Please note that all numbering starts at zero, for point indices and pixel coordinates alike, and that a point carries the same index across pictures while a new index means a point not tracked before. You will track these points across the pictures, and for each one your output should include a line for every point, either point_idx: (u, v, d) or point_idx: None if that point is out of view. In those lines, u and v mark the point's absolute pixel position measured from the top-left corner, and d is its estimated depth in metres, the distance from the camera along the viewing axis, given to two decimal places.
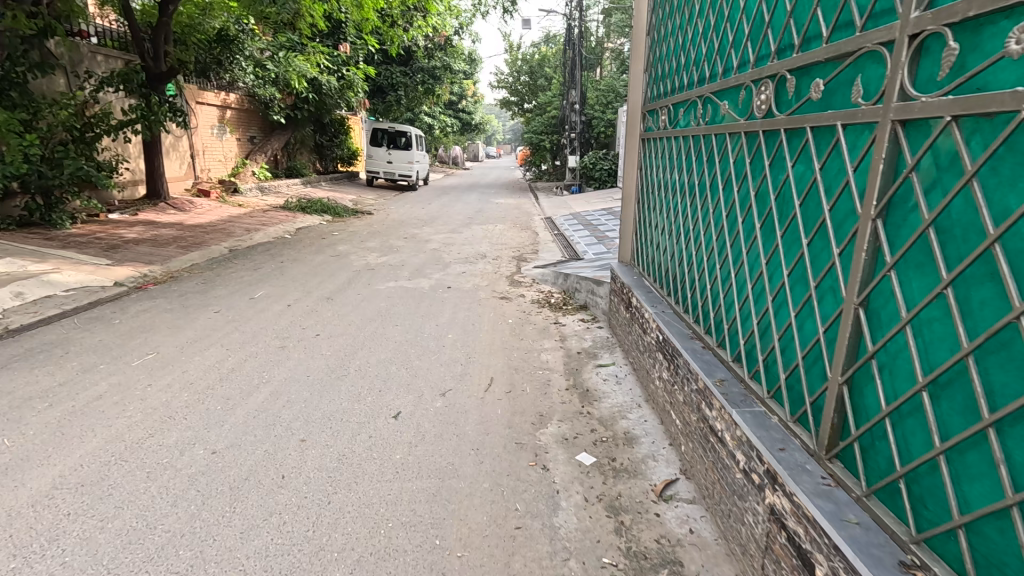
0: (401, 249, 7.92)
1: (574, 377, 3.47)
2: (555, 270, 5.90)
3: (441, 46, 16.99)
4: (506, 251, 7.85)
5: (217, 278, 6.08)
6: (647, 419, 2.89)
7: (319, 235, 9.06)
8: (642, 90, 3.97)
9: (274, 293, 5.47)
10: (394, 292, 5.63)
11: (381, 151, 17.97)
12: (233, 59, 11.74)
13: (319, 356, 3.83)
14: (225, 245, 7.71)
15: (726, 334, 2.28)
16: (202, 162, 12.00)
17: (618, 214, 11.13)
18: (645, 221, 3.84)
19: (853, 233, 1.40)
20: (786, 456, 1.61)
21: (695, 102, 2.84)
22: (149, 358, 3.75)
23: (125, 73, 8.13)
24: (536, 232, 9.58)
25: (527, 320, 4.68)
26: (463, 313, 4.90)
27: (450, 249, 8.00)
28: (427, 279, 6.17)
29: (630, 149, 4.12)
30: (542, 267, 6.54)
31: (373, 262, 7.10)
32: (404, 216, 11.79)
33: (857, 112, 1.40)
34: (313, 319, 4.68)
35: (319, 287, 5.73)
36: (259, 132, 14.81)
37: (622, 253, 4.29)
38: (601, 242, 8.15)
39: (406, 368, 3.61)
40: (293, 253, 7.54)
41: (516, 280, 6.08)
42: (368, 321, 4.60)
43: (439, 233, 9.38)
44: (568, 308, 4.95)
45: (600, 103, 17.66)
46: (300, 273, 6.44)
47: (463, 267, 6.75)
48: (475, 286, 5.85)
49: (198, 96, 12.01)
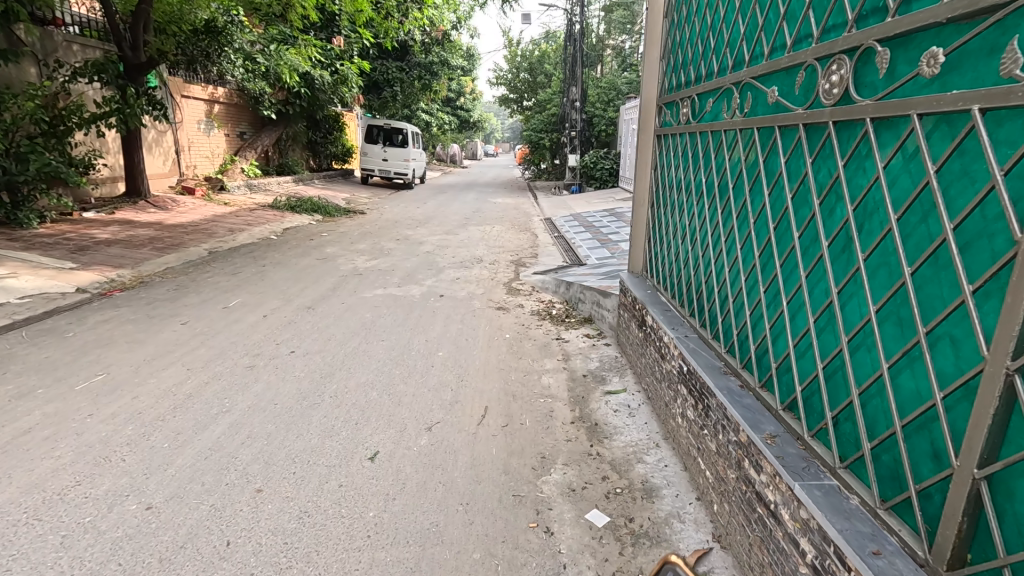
0: (392, 252, 7.49)
1: (581, 407, 3.04)
2: (556, 277, 5.47)
3: (439, 41, 16.56)
4: (504, 254, 7.43)
5: (191, 283, 5.62)
6: (668, 464, 2.47)
7: (307, 235, 8.60)
8: (658, 79, 3.49)
9: (251, 302, 5.02)
10: (381, 300, 5.19)
11: (376, 149, 17.53)
12: (221, 52, 11.10)
13: (291, 379, 3.38)
14: (206, 246, 7.26)
15: (774, 375, 1.86)
16: (188, 158, 11.56)
17: (620, 215, 10.71)
18: (660, 228, 3.39)
19: (1006, 262, 1.01)
20: (883, 564, 1.19)
21: (728, 90, 2.38)
22: (97, 381, 3.30)
23: (100, 64, 7.68)
24: (536, 234, 9.16)
25: (526, 335, 4.24)
26: (456, 325, 4.47)
27: (444, 252, 7.55)
28: (419, 285, 5.73)
29: (643, 146, 3.65)
30: (542, 273, 6.12)
31: (362, 266, 6.64)
32: (398, 216, 11.33)
33: (1014, 90, 1.00)
34: (290, 332, 4.24)
35: (301, 294, 5.28)
36: (249, 127, 14.34)
37: (633, 263, 3.85)
38: (604, 245, 7.73)
39: (388, 394, 3.17)
40: (277, 256, 7.10)
41: (514, 287, 5.66)
42: (350, 336, 4.16)
43: (434, 235, 8.95)
44: (572, 321, 4.51)
45: (601, 101, 17.19)
46: (282, 278, 5.99)
47: (458, 272, 6.32)
48: (470, 294, 5.42)
49: (183, 90, 11.62)
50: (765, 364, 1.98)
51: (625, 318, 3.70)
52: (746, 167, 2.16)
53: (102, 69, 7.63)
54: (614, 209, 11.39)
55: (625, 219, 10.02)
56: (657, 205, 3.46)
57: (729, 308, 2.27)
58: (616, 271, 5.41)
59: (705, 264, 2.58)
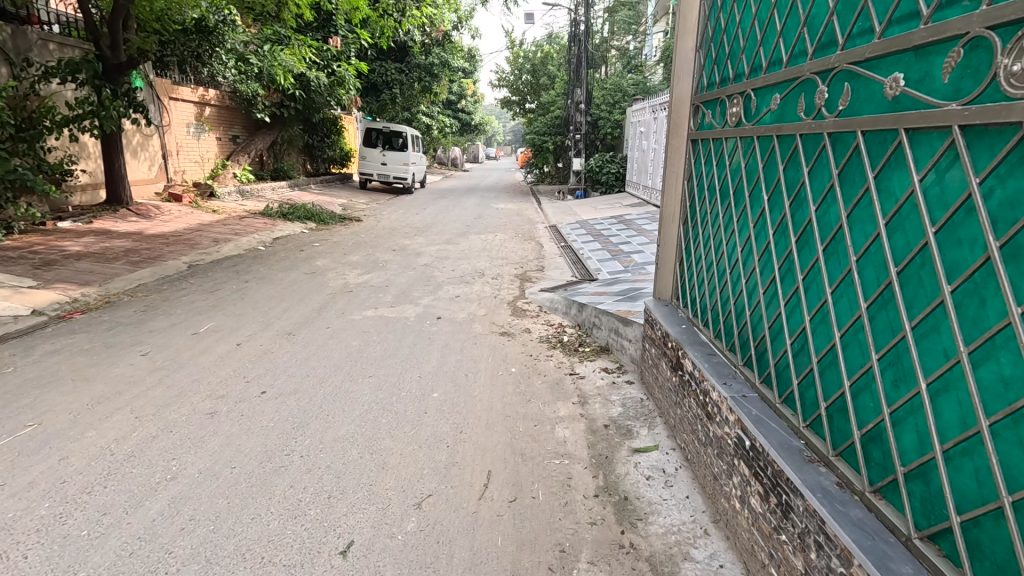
0: (387, 265, 6.96)
1: (605, 472, 2.50)
2: (566, 297, 4.94)
3: (439, 42, 16.08)
4: (508, 267, 6.88)
5: (162, 303, 5.09)
6: (724, 565, 1.93)
7: (297, 246, 8.07)
8: (693, 74, 2.93)
9: (225, 326, 4.48)
10: (372, 323, 4.64)
11: (375, 152, 17.02)
12: (213, 52, 10.75)
13: (258, 431, 2.83)
14: (186, 259, 6.73)
15: (901, 484, 1.32)
16: (176, 163, 11.07)
17: (629, 222, 10.18)
18: (697, 251, 2.83)
19: None
20: None
21: (804, 83, 1.82)
22: (24, 434, 2.76)
23: (75, 63, 7.18)
24: (540, 243, 8.61)
25: (535, 369, 3.68)
26: (455, 356, 3.91)
27: (443, 265, 7.01)
28: (414, 305, 5.19)
29: (674, 154, 3.09)
30: (549, 291, 5.58)
31: (353, 282, 6.11)
32: (396, 223, 10.80)
33: None
34: (264, 365, 3.70)
35: (282, 317, 4.74)
36: (243, 131, 13.84)
37: (663, 292, 3.30)
38: (615, 256, 7.18)
39: (372, 456, 2.62)
40: (262, 270, 6.56)
41: (519, 308, 5.12)
42: (333, 370, 3.61)
43: (433, 245, 8.41)
44: (586, 351, 3.96)
45: (607, 103, 16.65)
46: (264, 296, 5.44)
47: (458, 289, 5.78)
48: (471, 316, 4.87)
49: (171, 91, 11.10)
50: (879, 460, 1.43)
51: (651, 353, 3.17)
52: (841, 186, 1.60)
53: (76, 68, 7.13)
54: (623, 216, 10.84)
55: (635, 227, 9.46)
56: (692, 225, 2.91)
57: (811, 371, 1.72)
58: (634, 290, 4.87)
59: (770, 306, 2.04)
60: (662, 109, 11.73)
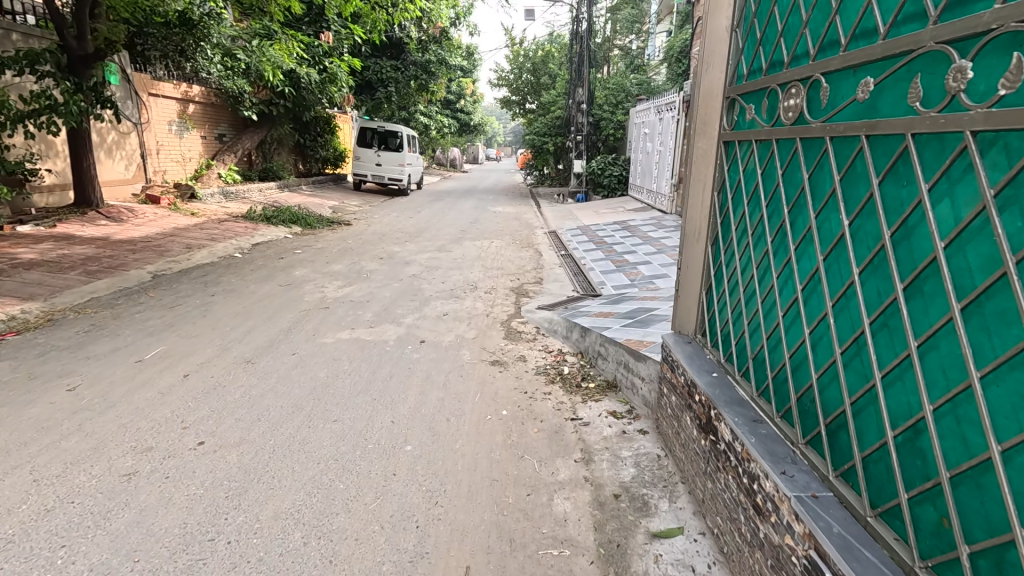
0: (372, 276, 6.39)
1: (617, 571, 1.93)
2: (567, 319, 4.37)
3: (436, 38, 15.50)
4: (503, 279, 6.32)
5: (112, 321, 4.52)
6: None
7: (277, 254, 7.51)
8: (727, 59, 2.33)
9: (176, 352, 3.90)
10: (345, 349, 4.06)
11: (369, 152, 16.43)
12: (198, 47, 10.33)
13: (179, 504, 2.25)
14: (151, 268, 6.16)
15: None
16: (156, 163, 10.50)
17: (633, 228, 9.61)
18: (732, 282, 2.27)
19: None
20: None
21: (927, 60, 1.25)
22: None
23: (33, 54, 6.61)
24: (540, 251, 8.05)
25: (531, 413, 3.11)
26: (436, 392, 3.34)
27: (432, 276, 6.45)
28: (396, 325, 4.63)
29: (703, 157, 2.51)
30: (548, 309, 5.02)
31: (331, 296, 5.53)
32: (386, 228, 10.23)
33: None
34: (209, 404, 3.12)
35: (243, 340, 4.16)
36: (230, 129, 13.27)
37: (686, 324, 2.72)
38: (620, 267, 6.61)
39: (318, 543, 2.04)
40: (234, 282, 5.99)
41: (514, 329, 4.56)
42: (290, 413, 3.03)
43: (423, 252, 7.85)
44: (590, 388, 3.39)
45: (609, 103, 16.04)
46: (230, 313, 4.87)
47: (447, 306, 5.22)
48: (459, 339, 4.31)
49: (152, 87, 10.48)
50: None
51: (671, 402, 2.61)
52: (1000, 216, 1.05)
53: (35, 60, 6.55)
54: (626, 222, 10.27)
55: (639, 234, 8.89)
56: (723, 245, 2.35)
57: (937, 485, 1.17)
58: (645, 311, 4.29)
59: (851, 371, 1.48)
60: (667, 109, 11.15)
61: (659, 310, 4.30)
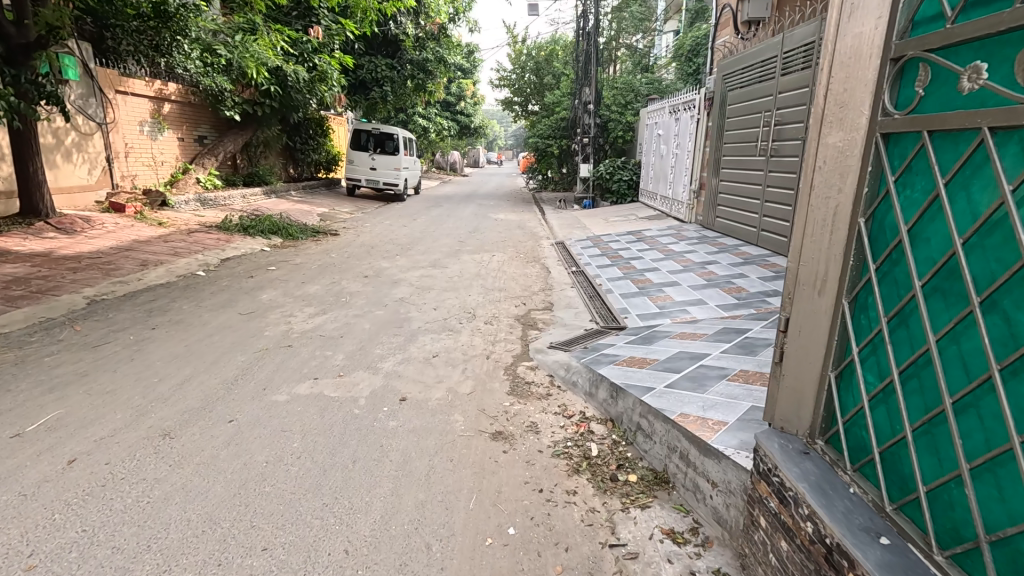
0: (352, 301, 5.44)
1: None
2: (590, 371, 3.41)
3: (434, 36, 14.57)
4: (506, 304, 5.36)
5: (11, 369, 3.56)
6: None
7: (246, 271, 6.57)
8: None
9: (73, 419, 2.92)
10: (300, 414, 3.08)
11: (363, 156, 15.54)
12: (175, 42, 9.53)
13: None
14: (89, 292, 5.21)
15: None
16: (124, 167, 9.59)
17: (650, 238, 8.69)
18: (914, 376, 1.32)
19: None
20: None
21: None
22: None
23: None
24: (547, 268, 7.10)
25: (551, 533, 2.14)
26: (414, 492, 2.36)
27: (423, 300, 5.50)
28: (372, 372, 3.67)
29: (838, 159, 1.55)
30: (561, 349, 4.07)
31: (299, 329, 4.57)
32: (376, 239, 9.28)
33: None
34: (82, 520, 2.15)
35: (168, 400, 3.18)
36: (211, 131, 12.32)
37: (795, 415, 1.76)
38: (643, 289, 5.65)
39: None
40: (187, 308, 5.05)
41: (520, 379, 3.61)
42: (196, 538, 2.06)
43: (415, 269, 6.92)
44: (631, 485, 2.43)
45: (618, 103, 15.08)
46: (166, 355, 3.89)
47: (437, 343, 4.26)
48: (452, 394, 3.35)
49: (120, 84, 9.56)
50: None
51: (780, 550, 1.64)
52: None
53: None
54: (641, 231, 9.35)
55: (658, 246, 7.92)
56: (884, 309, 1.40)
57: None
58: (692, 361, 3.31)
59: None
60: (685, 108, 10.19)
61: (711, 359, 3.32)
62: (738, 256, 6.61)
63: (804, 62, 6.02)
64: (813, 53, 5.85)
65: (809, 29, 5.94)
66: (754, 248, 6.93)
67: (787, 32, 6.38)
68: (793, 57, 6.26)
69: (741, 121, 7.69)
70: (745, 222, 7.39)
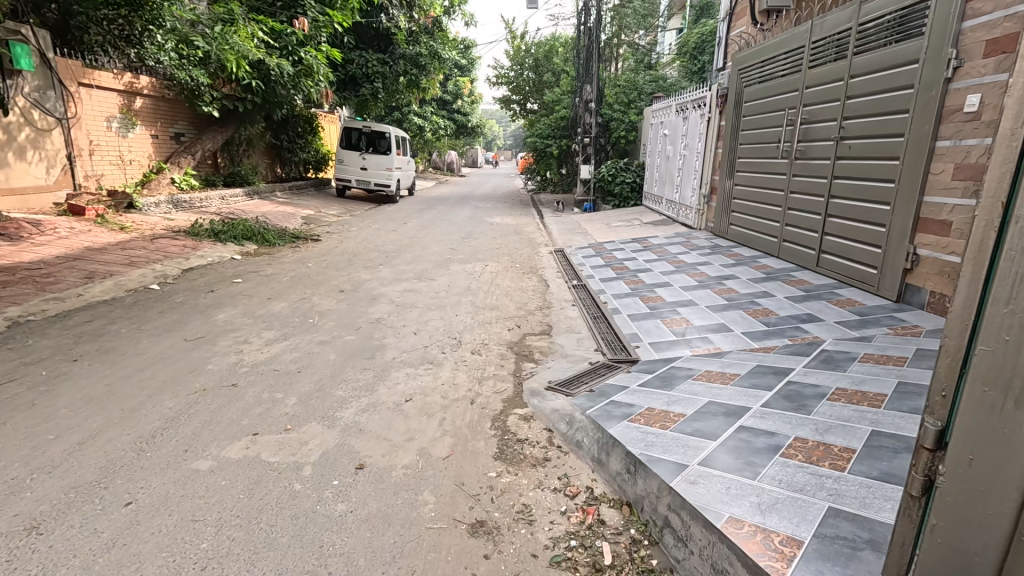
0: (319, 323, 4.72)
1: None
2: (599, 430, 2.71)
3: (427, 30, 13.96)
4: (498, 328, 4.65)
5: None
6: None
7: (208, 284, 5.86)
8: None
9: None
10: (221, 492, 2.36)
11: (354, 155, 14.81)
12: (148, 32, 8.76)
13: None
14: (14, 311, 4.50)
15: None
16: (88, 166, 8.87)
17: (656, 246, 8.00)
18: None
19: None
20: None
21: None
22: None
23: None
24: (544, 281, 6.41)
25: None
26: None
27: (403, 322, 4.79)
28: (328, 425, 2.96)
29: None
30: (560, 391, 3.35)
31: (251, 360, 3.85)
32: (361, 245, 8.58)
33: None
34: None
35: (55, 470, 2.46)
36: (190, 128, 11.58)
37: None
38: (653, 309, 4.95)
39: None
40: (125, 332, 4.34)
41: (511, 435, 2.91)
42: None
43: (398, 282, 6.22)
44: None
45: (620, 101, 14.36)
46: (78, 399, 3.17)
47: (413, 381, 3.55)
48: (424, 461, 2.64)
49: (84, 77, 8.82)
50: None
51: None
52: None
53: None
54: (646, 238, 8.68)
55: (667, 255, 7.22)
56: None
57: None
58: (728, 421, 2.58)
59: None
60: (694, 106, 9.49)
61: (750, 420, 2.56)
62: (759, 270, 5.89)
63: (836, 52, 5.30)
64: (848, 42, 5.13)
65: (843, 15, 5.22)
66: (775, 260, 6.22)
67: (817, 18, 5.65)
68: (823, 47, 5.55)
69: (760, 120, 6.97)
70: (763, 231, 6.69)
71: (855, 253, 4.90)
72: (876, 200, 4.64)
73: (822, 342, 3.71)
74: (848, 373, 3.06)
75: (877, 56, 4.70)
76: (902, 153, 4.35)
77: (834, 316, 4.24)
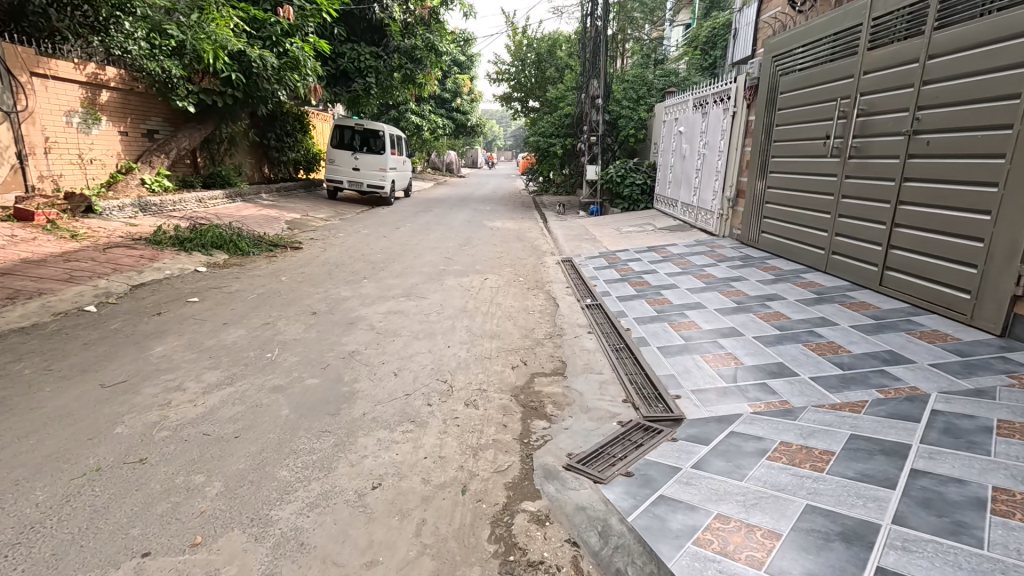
0: (278, 359, 3.81)
1: None
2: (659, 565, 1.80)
3: (423, 21, 13.14)
4: (499, 367, 3.74)
5: None
6: None
7: (156, 305, 4.95)
8: None
9: None
10: None
11: (345, 155, 13.87)
12: (115, 20, 7.91)
13: None
14: None
15: None
16: (43, 165, 8.00)
17: (677, 255, 7.11)
18: None
19: None
20: None
21: None
22: None
23: None
24: (553, 299, 5.50)
25: None
26: None
27: (381, 358, 3.88)
28: (253, 538, 2.04)
29: None
30: (585, 473, 2.44)
31: (178, 418, 2.94)
32: (346, 254, 7.70)
33: None
34: None
35: None
36: (164, 124, 10.67)
37: None
38: (690, 342, 4.03)
39: None
40: (25, 375, 3.42)
41: (520, 553, 1.99)
42: None
43: (383, 301, 5.32)
44: None
45: (629, 98, 13.45)
46: None
47: (387, 453, 2.64)
48: None
49: (37, 66, 7.90)
50: None
51: None
52: None
53: None
54: (663, 246, 7.79)
55: (692, 267, 6.33)
56: None
57: None
58: (855, 557, 1.68)
59: None
60: (715, 100, 8.56)
61: (889, 557, 1.66)
62: (807, 288, 5.00)
63: (907, 30, 4.42)
64: (925, 16, 4.24)
65: None
66: (822, 276, 5.35)
67: None
68: (888, 24, 4.66)
69: (800, 112, 6.07)
70: (805, 241, 5.81)
71: (934, 271, 4.01)
72: (967, 208, 3.76)
73: (927, 398, 2.80)
74: (996, 459, 2.16)
75: (969, 30, 3.82)
76: (1010, 150, 3.47)
77: (927, 356, 3.33)
